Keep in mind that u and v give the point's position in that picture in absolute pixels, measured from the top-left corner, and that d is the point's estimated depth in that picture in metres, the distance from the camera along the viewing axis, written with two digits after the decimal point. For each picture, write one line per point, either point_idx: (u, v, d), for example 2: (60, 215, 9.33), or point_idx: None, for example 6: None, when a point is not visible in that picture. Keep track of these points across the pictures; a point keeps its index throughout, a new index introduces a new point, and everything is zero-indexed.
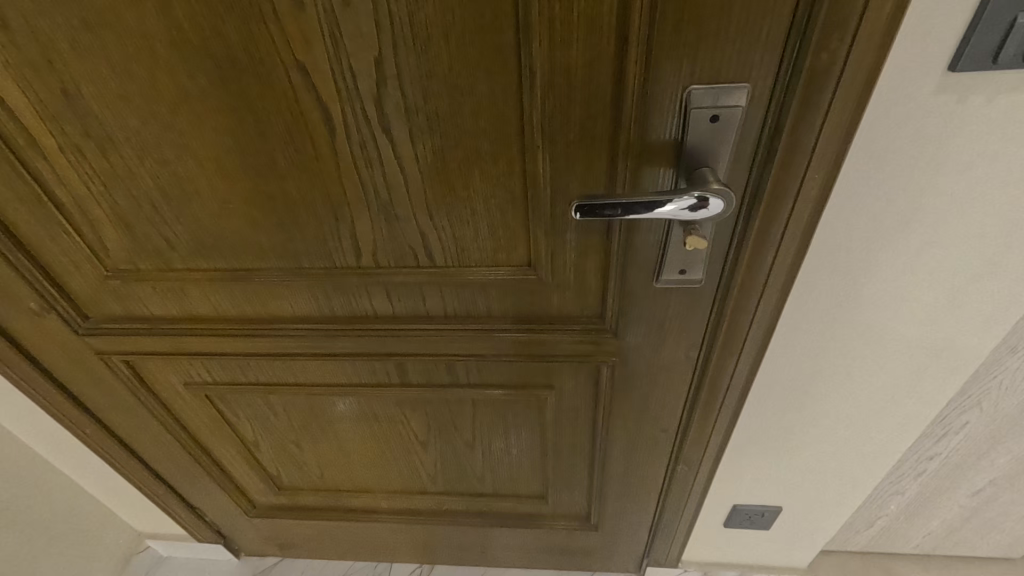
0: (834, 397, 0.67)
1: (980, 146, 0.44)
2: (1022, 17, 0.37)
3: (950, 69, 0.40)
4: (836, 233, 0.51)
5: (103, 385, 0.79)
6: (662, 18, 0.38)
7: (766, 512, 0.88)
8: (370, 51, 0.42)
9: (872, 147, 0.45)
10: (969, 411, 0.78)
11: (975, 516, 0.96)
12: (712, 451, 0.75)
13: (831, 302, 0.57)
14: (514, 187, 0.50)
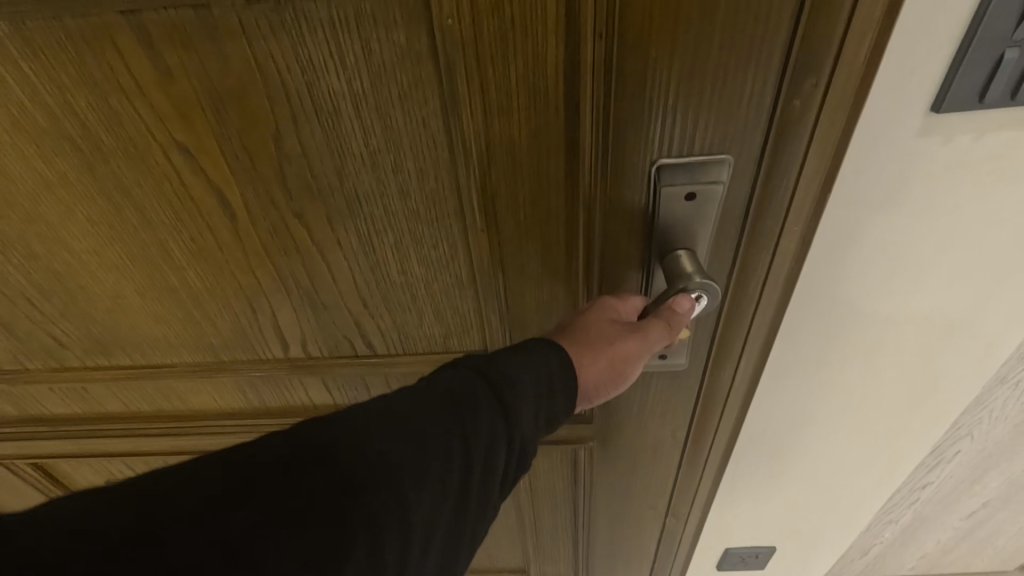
0: (817, 444, 0.57)
1: (980, 188, 0.36)
2: (1010, 53, 0.30)
3: (934, 109, 0.33)
4: (819, 276, 0.41)
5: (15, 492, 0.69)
6: (619, 86, 0.30)
7: (760, 553, 0.76)
8: (263, 126, 0.34)
9: (857, 187, 0.36)
10: (962, 441, 0.65)
11: (969, 534, 0.94)
12: (695, 517, 0.66)
13: (814, 347, 0.47)
14: (459, 269, 0.42)
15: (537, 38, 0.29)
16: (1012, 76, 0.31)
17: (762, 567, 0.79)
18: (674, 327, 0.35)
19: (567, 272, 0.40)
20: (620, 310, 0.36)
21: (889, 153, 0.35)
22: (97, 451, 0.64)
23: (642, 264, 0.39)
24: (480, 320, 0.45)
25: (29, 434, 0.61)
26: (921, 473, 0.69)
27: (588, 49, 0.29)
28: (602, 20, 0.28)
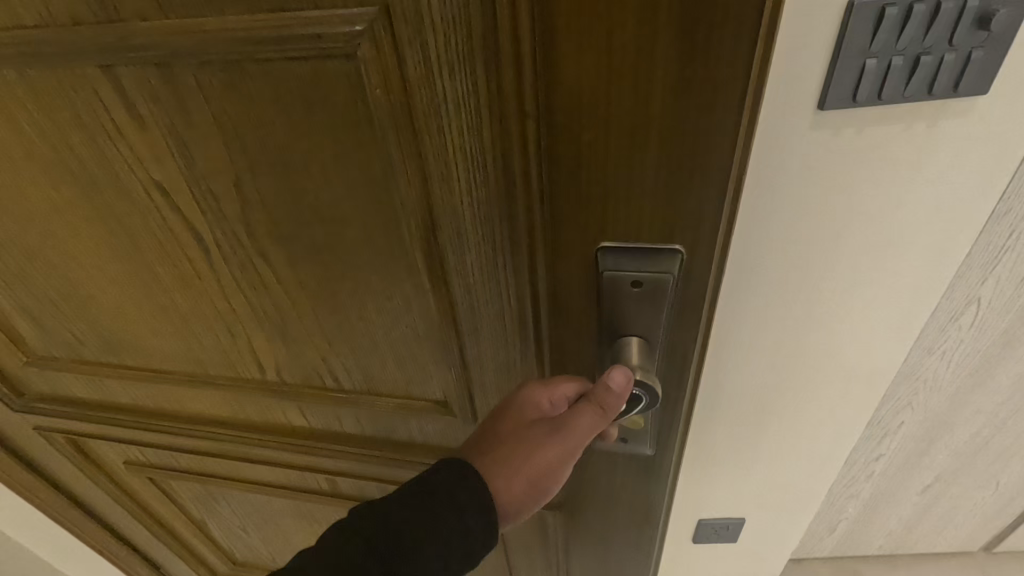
0: (777, 423, 0.59)
1: (890, 177, 0.40)
2: (871, 61, 0.34)
3: (820, 107, 0.37)
4: (754, 255, 0.45)
5: (52, 460, 0.77)
6: (554, 168, 0.28)
7: (732, 524, 0.75)
8: (224, 174, 0.35)
9: (771, 180, 0.40)
10: (903, 412, 0.76)
11: (928, 512, 0.98)
12: None
13: (758, 323, 0.50)
14: (416, 323, 0.41)
15: (469, 114, 0.28)
16: (878, 76, 0.35)
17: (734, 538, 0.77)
18: (608, 411, 0.32)
19: (520, 339, 0.39)
20: (552, 399, 0.34)
21: (784, 151, 0.39)
22: (115, 436, 0.70)
23: (596, 349, 0.36)
24: (439, 373, 0.44)
25: (60, 413, 0.67)
26: (868, 443, 0.81)
27: (517, 129, 0.27)
28: (529, 101, 0.26)
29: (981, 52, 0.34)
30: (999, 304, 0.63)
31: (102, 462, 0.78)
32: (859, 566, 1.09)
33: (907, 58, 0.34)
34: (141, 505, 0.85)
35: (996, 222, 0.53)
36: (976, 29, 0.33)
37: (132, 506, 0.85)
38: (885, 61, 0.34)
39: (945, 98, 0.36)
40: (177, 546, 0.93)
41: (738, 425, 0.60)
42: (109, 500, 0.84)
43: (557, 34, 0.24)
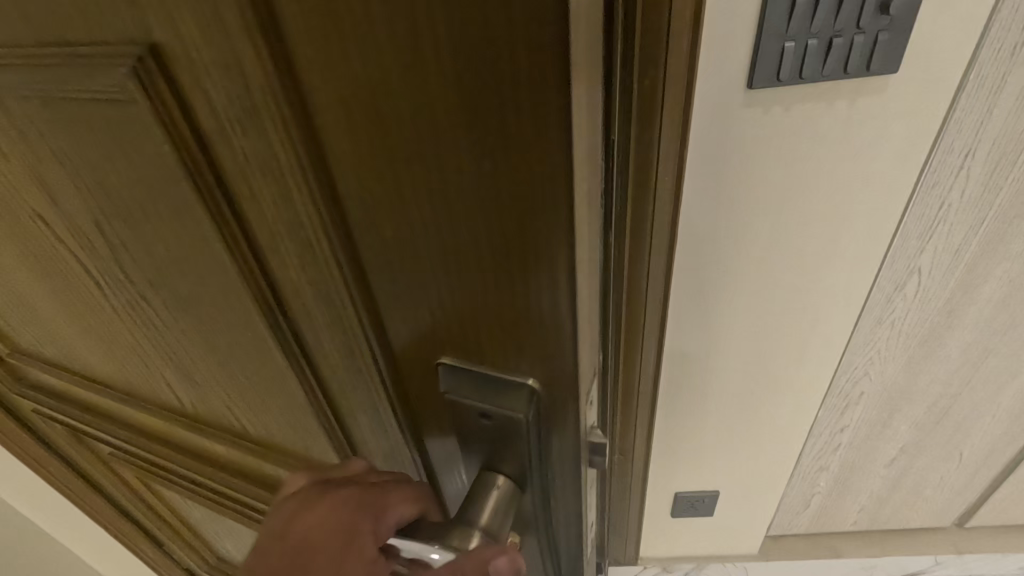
0: (744, 309, 0.79)
1: (812, 125, 0.60)
2: (787, 45, 0.54)
3: (749, 86, 0.57)
4: (711, 167, 0.64)
5: (53, 435, 0.83)
6: (364, 249, 0.24)
7: (705, 499, 1.08)
8: (85, 213, 0.33)
9: (712, 133, 0.61)
10: (861, 381, 0.90)
11: (900, 486, 1.10)
12: (648, 386, 0.86)
13: (721, 223, 0.69)
14: (289, 385, 0.37)
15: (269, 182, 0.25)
16: (791, 65, 0.55)
17: (707, 511, 1.11)
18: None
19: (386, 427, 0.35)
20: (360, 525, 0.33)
21: None
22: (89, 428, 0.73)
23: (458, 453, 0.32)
24: (322, 436, 0.41)
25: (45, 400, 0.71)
26: (832, 413, 0.95)
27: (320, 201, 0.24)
28: (321, 174, 0.23)
29: (888, 31, 0.52)
30: (938, 275, 0.76)
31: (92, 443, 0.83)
32: (836, 544, 1.23)
33: (821, 37, 0.53)
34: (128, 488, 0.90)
35: (928, 192, 0.67)
36: (878, 11, 0.52)
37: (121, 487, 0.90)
38: (800, 42, 0.54)
39: (863, 75, 0.56)
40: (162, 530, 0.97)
41: (708, 319, 0.80)
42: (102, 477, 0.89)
43: (322, 103, 0.20)
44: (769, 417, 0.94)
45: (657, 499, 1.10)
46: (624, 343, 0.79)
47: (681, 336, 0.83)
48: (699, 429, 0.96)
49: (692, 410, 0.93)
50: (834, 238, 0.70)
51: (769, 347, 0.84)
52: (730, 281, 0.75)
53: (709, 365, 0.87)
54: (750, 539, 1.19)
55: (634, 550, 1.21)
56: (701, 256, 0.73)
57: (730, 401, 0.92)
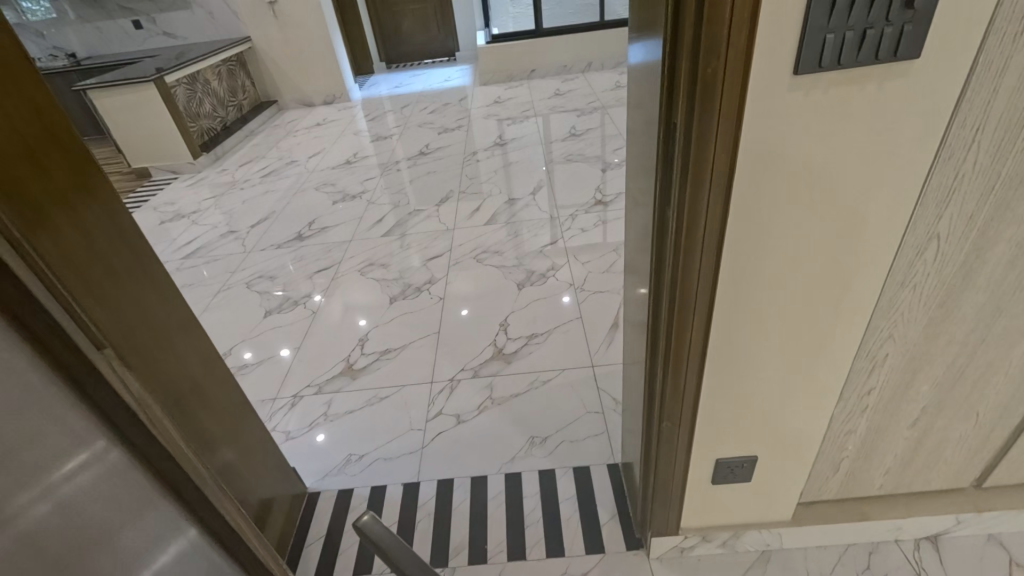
0: (783, 279, 0.86)
1: (847, 107, 0.69)
2: (827, 37, 0.62)
3: (795, 73, 0.65)
4: (759, 147, 0.72)
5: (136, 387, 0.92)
6: None
7: (744, 465, 1.16)
8: None
9: (761, 117, 0.69)
10: (886, 344, 0.98)
11: (921, 447, 1.18)
12: (696, 350, 0.94)
13: (767, 198, 0.77)
14: None
15: None
16: (831, 54, 0.63)
17: (745, 476, 1.18)
18: None
19: None
20: None
21: None
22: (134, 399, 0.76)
23: None
24: None
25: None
26: (862, 375, 1.03)
27: None
28: None
29: (912, 24, 0.62)
30: (954, 239, 0.85)
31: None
32: (865, 509, 1.29)
33: (856, 30, 0.62)
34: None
35: (945, 163, 0.76)
36: (904, 7, 0.61)
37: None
38: (839, 34, 0.62)
39: (890, 61, 0.65)
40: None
41: (751, 290, 0.88)
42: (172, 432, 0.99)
43: None
44: (804, 382, 1.01)
45: (700, 467, 1.16)
46: (678, 302, 0.88)
47: (727, 308, 0.90)
48: (738, 396, 1.04)
49: (734, 379, 1.01)
50: (866, 206, 0.78)
51: (807, 314, 0.91)
52: (773, 252, 0.83)
53: (752, 334, 0.94)
54: (784, 504, 1.26)
55: (676, 520, 1.28)
56: (749, 230, 0.80)
57: (768, 368, 0.99)
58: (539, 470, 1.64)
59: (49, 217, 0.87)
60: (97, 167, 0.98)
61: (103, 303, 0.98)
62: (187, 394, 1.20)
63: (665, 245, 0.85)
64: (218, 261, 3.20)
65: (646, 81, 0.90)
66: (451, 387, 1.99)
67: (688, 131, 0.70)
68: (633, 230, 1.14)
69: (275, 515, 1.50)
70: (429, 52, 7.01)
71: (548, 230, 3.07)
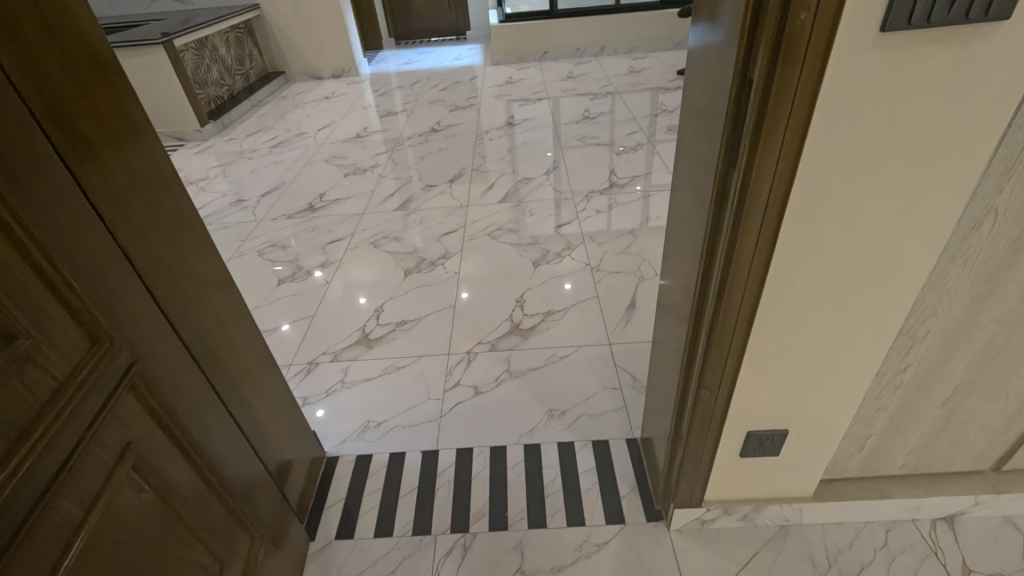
0: (840, 248, 0.85)
1: (930, 68, 0.68)
2: None
3: (882, 30, 0.64)
4: (835, 110, 0.71)
5: (101, 381, 0.76)
6: None
7: (774, 439, 1.17)
8: None
9: (843, 77, 0.68)
10: (930, 320, 0.99)
11: (947, 427, 1.20)
12: (744, 320, 0.94)
13: (834, 164, 0.76)
14: None
15: None
16: (923, 9, 0.62)
17: (774, 450, 1.19)
18: None
19: None
20: None
21: None
22: None
23: None
24: None
25: None
26: (900, 351, 1.04)
27: None
28: None
29: None
30: (1011, 215, 0.85)
31: (49, 437, 0.67)
32: (886, 488, 1.31)
33: None
34: (124, 460, 0.79)
35: (1013, 133, 0.76)
36: None
37: (111, 472, 0.77)
38: None
39: (981, 21, 0.64)
40: (148, 528, 0.85)
41: (805, 259, 0.87)
42: (128, 432, 0.81)
43: None
44: (844, 355, 1.01)
45: (731, 440, 1.17)
46: (731, 266, 0.87)
47: (783, 276, 0.89)
48: (777, 369, 1.03)
49: (777, 351, 1.00)
50: (935, 170, 0.78)
51: (856, 288, 0.91)
52: (835, 216, 0.82)
53: (798, 306, 0.93)
54: (808, 480, 1.28)
55: (701, 492, 1.29)
56: (813, 195, 0.79)
57: (811, 341, 0.99)
58: (558, 442, 1.65)
59: (100, 156, 0.85)
60: (141, 116, 0.95)
61: (150, 254, 0.96)
62: (219, 350, 1.18)
63: (725, 211, 0.84)
64: (228, 229, 3.16)
65: (699, 56, 0.90)
66: (468, 360, 1.99)
67: (766, 89, 0.69)
68: (676, 202, 1.14)
69: (295, 473, 1.50)
70: (438, 29, 6.91)
71: (563, 210, 3.06)
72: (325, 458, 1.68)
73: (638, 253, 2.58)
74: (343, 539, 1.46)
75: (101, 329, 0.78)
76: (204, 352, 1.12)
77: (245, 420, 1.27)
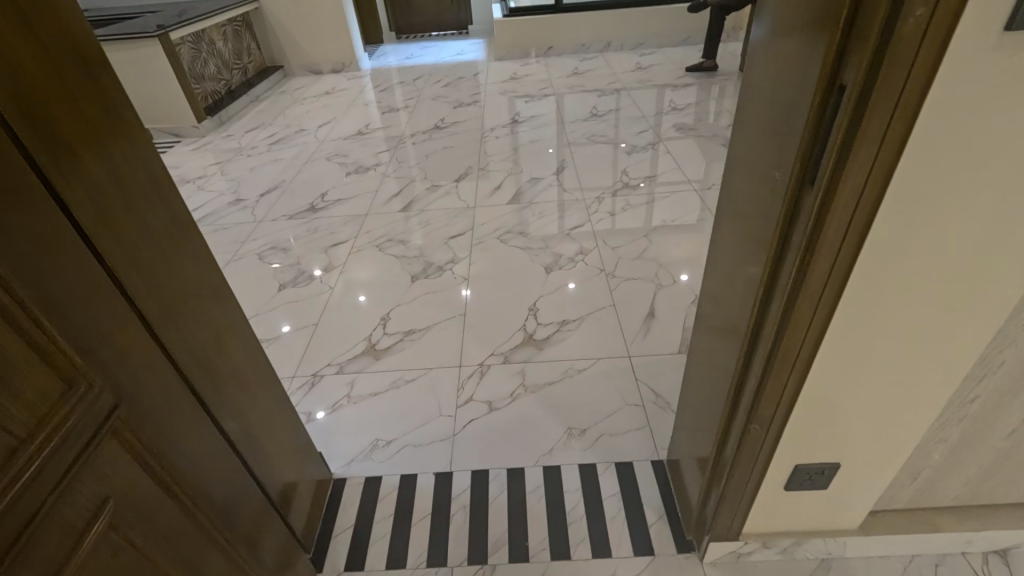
0: (925, 275, 0.76)
1: None
2: None
3: (1007, 29, 0.54)
4: (941, 123, 0.61)
5: (76, 428, 0.66)
6: None
7: (825, 471, 1.08)
8: None
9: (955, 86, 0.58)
10: (1007, 350, 0.90)
11: (1009, 458, 1.11)
12: (807, 352, 0.85)
13: (932, 183, 0.66)
14: None
15: None
16: None
17: (823, 484, 1.10)
18: None
19: None
20: None
21: None
22: None
23: None
24: None
25: None
26: (970, 382, 0.94)
27: None
28: None
29: None
30: None
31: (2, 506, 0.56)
32: (936, 520, 1.23)
33: None
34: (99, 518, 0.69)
35: None
36: None
37: (82, 534, 0.67)
38: None
39: None
40: None
41: (884, 287, 0.77)
42: (106, 484, 0.71)
43: None
44: (911, 383, 0.92)
45: (778, 473, 1.08)
46: (798, 295, 0.77)
47: (857, 304, 0.79)
48: (837, 402, 0.94)
49: (838, 381, 0.90)
50: None
51: (935, 317, 0.82)
52: (925, 238, 0.71)
53: (869, 336, 0.84)
54: (855, 513, 1.19)
55: (739, 525, 1.20)
56: (903, 218, 0.69)
57: (877, 373, 0.89)
58: (579, 463, 1.56)
59: (83, 160, 0.74)
60: (129, 114, 0.84)
61: (144, 275, 0.86)
62: (218, 373, 1.08)
63: (795, 234, 0.74)
64: (226, 230, 3.05)
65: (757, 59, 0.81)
66: (481, 373, 1.89)
67: (862, 99, 0.60)
68: (721, 214, 1.03)
69: (301, 499, 1.40)
70: (440, 23, 6.77)
71: (574, 212, 2.95)
72: (332, 480, 1.59)
73: (653, 258, 2.48)
74: (353, 571, 1.37)
75: (80, 371, 0.68)
76: (204, 378, 1.02)
77: (249, 450, 1.17)
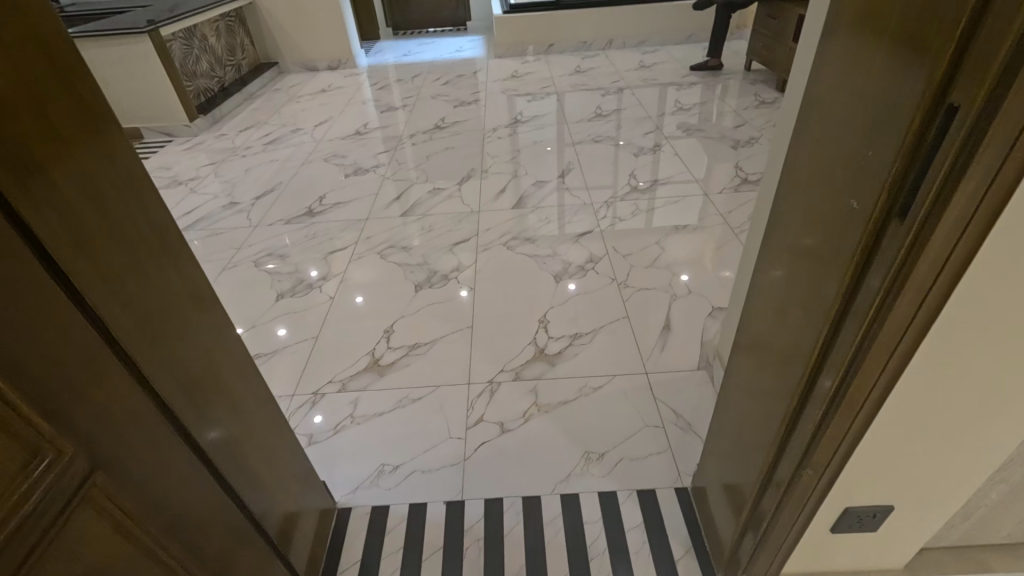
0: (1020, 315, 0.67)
1: None
2: None
3: None
4: None
5: (39, 505, 0.57)
6: None
7: (877, 514, 0.99)
8: None
9: None
10: None
11: None
12: (876, 397, 0.76)
13: None
14: None
15: None
16: None
17: (873, 526, 1.01)
18: None
19: None
20: None
21: None
22: None
23: None
24: None
25: None
26: None
27: None
28: None
29: None
30: None
31: None
32: (986, 559, 1.15)
33: None
34: None
35: None
36: None
37: None
38: None
39: None
40: None
41: (973, 328, 0.68)
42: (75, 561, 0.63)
43: None
44: (985, 426, 0.83)
45: (825, 515, 0.99)
46: (874, 338, 0.69)
47: (941, 340, 0.69)
48: (902, 446, 0.86)
49: (907, 425, 0.82)
50: None
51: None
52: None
53: (948, 379, 0.75)
54: (901, 553, 1.11)
55: (779, 567, 1.12)
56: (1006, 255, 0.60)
57: (949, 416, 0.81)
58: (599, 491, 1.48)
59: (42, 164, 0.62)
60: (102, 106, 0.72)
61: (133, 311, 0.76)
62: (217, 405, 0.96)
63: (874, 271, 0.66)
64: (221, 235, 2.93)
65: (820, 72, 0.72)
66: (491, 391, 1.80)
67: (977, 123, 0.51)
68: (769, 233, 0.94)
69: (305, 535, 1.31)
70: (438, 19, 6.64)
71: (582, 216, 2.86)
72: (336, 510, 1.50)
73: (666, 266, 2.39)
74: None
75: (43, 438, 0.58)
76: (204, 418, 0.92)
77: (251, 489, 1.07)
